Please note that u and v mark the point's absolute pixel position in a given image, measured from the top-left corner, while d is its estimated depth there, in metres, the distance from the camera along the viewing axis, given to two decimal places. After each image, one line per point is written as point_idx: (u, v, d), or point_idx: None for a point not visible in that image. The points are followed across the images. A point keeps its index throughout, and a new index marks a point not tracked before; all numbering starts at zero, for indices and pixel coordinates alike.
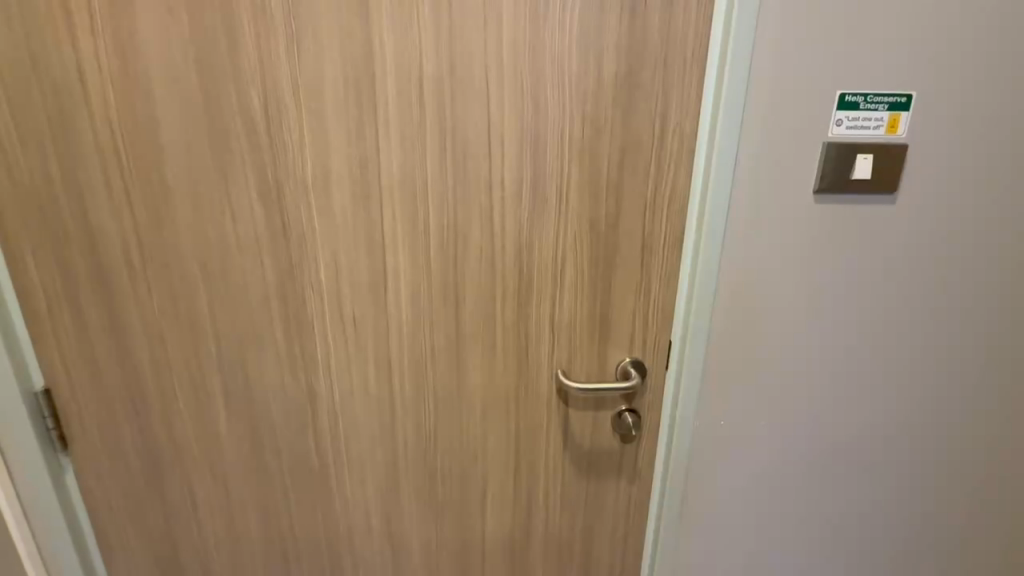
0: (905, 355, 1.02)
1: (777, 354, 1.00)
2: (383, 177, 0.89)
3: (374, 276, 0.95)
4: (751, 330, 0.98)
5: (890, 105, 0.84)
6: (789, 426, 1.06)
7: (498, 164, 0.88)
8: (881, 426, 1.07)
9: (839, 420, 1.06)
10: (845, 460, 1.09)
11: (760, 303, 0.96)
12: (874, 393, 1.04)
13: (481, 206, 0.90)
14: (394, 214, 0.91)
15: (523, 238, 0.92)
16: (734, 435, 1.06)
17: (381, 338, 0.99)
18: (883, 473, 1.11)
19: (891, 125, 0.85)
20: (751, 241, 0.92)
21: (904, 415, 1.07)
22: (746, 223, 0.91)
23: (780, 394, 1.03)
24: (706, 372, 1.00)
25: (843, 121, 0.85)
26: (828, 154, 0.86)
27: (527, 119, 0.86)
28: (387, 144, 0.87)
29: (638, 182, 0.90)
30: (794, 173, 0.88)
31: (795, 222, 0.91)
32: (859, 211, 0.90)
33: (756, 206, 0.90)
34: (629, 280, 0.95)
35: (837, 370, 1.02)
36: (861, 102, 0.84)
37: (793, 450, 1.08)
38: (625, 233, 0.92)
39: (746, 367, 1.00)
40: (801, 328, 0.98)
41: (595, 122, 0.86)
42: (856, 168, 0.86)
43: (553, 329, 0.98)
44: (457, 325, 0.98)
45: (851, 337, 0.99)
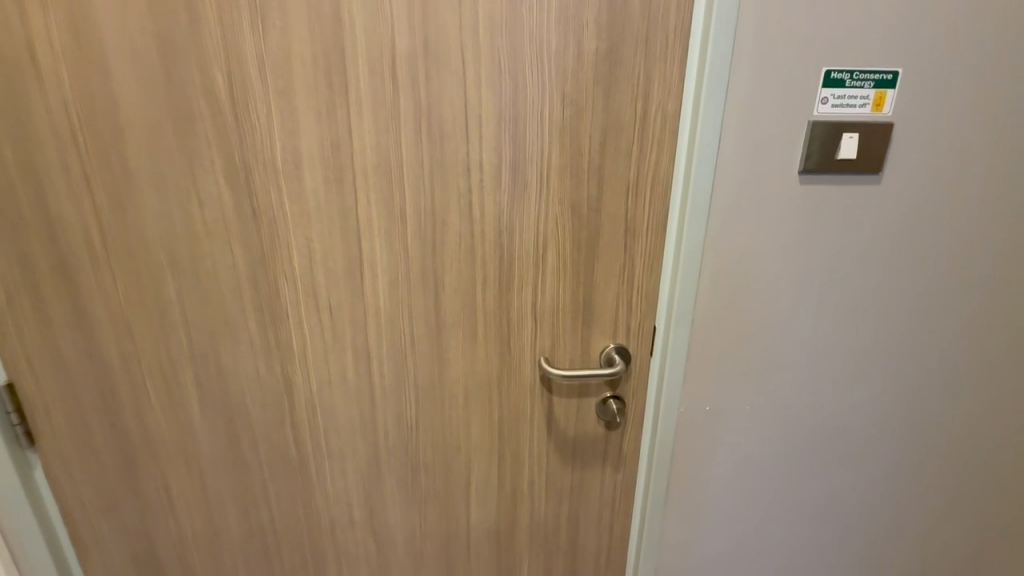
0: (888, 338, 1.01)
1: (761, 339, 0.99)
2: (357, 160, 0.86)
3: (351, 263, 0.92)
4: (735, 314, 0.97)
5: (876, 82, 0.82)
6: (774, 410, 1.05)
7: (476, 146, 0.85)
8: (865, 409, 1.07)
9: (823, 404, 1.06)
10: (829, 444, 1.09)
11: (744, 287, 0.95)
12: (858, 376, 1.04)
13: (459, 190, 0.88)
14: (369, 199, 0.88)
15: (503, 222, 0.90)
16: (719, 421, 1.05)
17: (359, 327, 0.97)
18: (865, 455, 1.11)
19: (877, 103, 0.83)
20: (735, 224, 0.90)
21: (888, 398, 1.06)
22: (729, 205, 0.89)
23: (764, 378, 1.02)
24: (690, 357, 0.99)
25: (828, 99, 0.83)
26: (813, 133, 0.84)
27: (505, 98, 0.83)
28: (360, 125, 0.84)
29: (620, 164, 0.87)
30: (778, 153, 0.86)
31: (780, 205, 0.89)
32: (843, 192, 0.89)
33: (739, 187, 0.88)
34: (612, 265, 0.93)
35: (821, 353, 1.01)
36: (847, 79, 0.82)
37: (778, 434, 1.07)
38: (607, 217, 0.90)
39: (731, 352, 0.99)
40: (786, 312, 0.97)
41: (575, 101, 0.83)
42: (842, 148, 0.84)
43: (535, 316, 0.96)
44: (437, 313, 0.96)
45: (834, 321, 0.99)
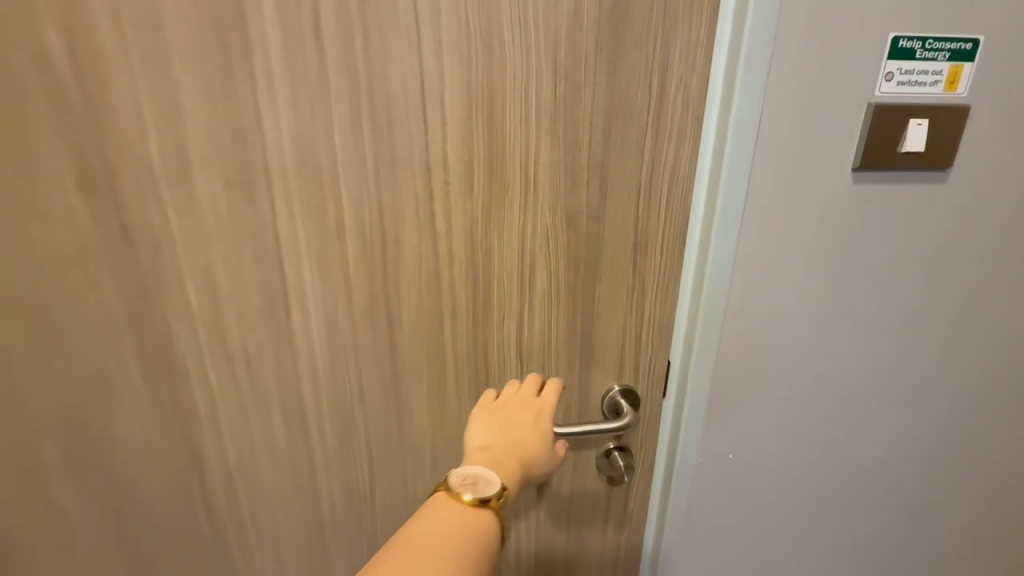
0: (943, 365, 0.84)
1: (797, 370, 0.80)
2: (271, 157, 0.62)
3: (271, 297, 0.68)
4: (767, 345, 0.78)
5: (953, 53, 0.64)
6: (808, 453, 0.87)
7: (438, 137, 0.63)
8: (911, 447, 0.90)
9: (864, 442, 0.88)
10: (869, 488, 0.92)
11: (779, 311, 0.76)
12: (905, 411, 0.87)
13: (417, 196, 0.65)
14: (292, 211, 0.64)
15: (476, 238, 0.68)
16: (744, 468, 0.86)
17: (288, 379, 0.73)
18: (911, 499, 0.95)
19: (951, 80, 0.65)
20: (772, 232, 0.71)
21: (938, 433, 0.90)
22: (765, 211, 0.70)
23: (797, 416, 0.84)
24: (713, 398, 0.80)
25: (894, 75, 0.64)
26: (874, 119, 0.65)
27: (477, 71, 0.60)
28: (272, 109, 0.60)
29: (629, 159, 0.67)
30: (829, 145, 0.67)
31: (828, 208, 0.70)
32: (904, 191, 0.70)
33: (778, 188, 0.69)
34: (617, 290, 0.73)
35: (865, 385, 0.84)
36: (918, 48, 0.63)
37: (812, 480, 0.90)
38: (612, 229, 0.70)
39: (760, 390, 0.81)
40: (827, 339, 0.79)
41: (571, 76, 0.62)
42: (908, 138, 0.66)
43: (521, 355, 0.75)
44: (393, 358, 0.73)
45: (883, 345, 0.81)
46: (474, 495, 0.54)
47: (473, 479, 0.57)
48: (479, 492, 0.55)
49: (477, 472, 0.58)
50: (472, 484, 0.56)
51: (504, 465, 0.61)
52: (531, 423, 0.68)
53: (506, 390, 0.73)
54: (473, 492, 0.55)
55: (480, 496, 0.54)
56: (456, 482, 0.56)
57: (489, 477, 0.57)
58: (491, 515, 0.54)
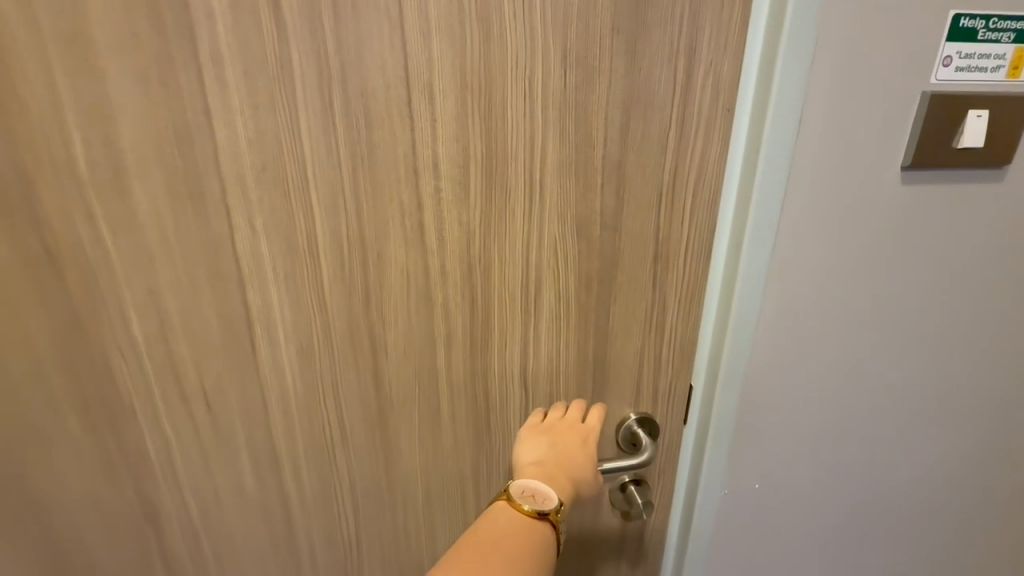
0: (987, 380, 0.76)
1: (832, 391, 0.72)
2: (224, 162, 0.51)
3: (232, 327, 0.58)
4: (799, 364, 0.69)
5: (1018, 34, 0.56)
6: (841, 481, 0.78)
7: (426, 136, 0.53)
8: (950, 470, 0.82)
9: (902, 467, 0.80)
10: (906, 516, 0.84)
11: (814, 326, 0.67)
12: (946, 432, 0.79)
13: (403, 206, 0.55)
14: (253, 226, 0.54)
15: (473, 254, 0.58)
16: (772, 500, 0.77)
17: (256, 420, 0.63)
18: (947, 524, 0.87)
19: (1014, 66, 0.57)
20: (809, 239, 0.62)
21: (978, 453, 0.82)
22: (803, 215, 0.61)
23: (831, 441, 0.75)
24: (739, 425, 0.71)
25: (952, 59, 0.56)
26: (930, 111, 0.57)
27: (472, 57, 0.51)
28: (223, 104, 0.49)
29: (649, 160, 0.57)
30: (876, 140, 0.59)
31: (870, 210, 0.62)
32: (954, 191, 0.63)
33: (818, 188, 0.60)
34: (634, 308, 0.64)
35: (904, 405, 0.75)
36: (981, 28, 0.55)
37: (845, 510, 0.81)
38: (630, 241, 0.61)
39: (789, 413, 0.72)
40: (864, 356, 0.71)
41: (583, 63, 0.52)
42: (965, 133, 0.58)
43: (526, 384, 0.66)
44: (379, 392, 0.63)
45: (924, 361, 0.73)
46: (533, 507, 0.55)
47: (530, 492, 0.57)
48: (538, 505, 0.56)
49: (533, 484, 0.58)
50: (531, 496, 0.57)
51: (556, 482, 0.60)
52: (578, 446, 0.64)
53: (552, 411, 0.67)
54: (532, 504, 0.56)
55: (539, 510, 0.55)
56: (516, 492, 0.57)
57: (546, 491, 0.58)
58: (549, 529, 0.55)
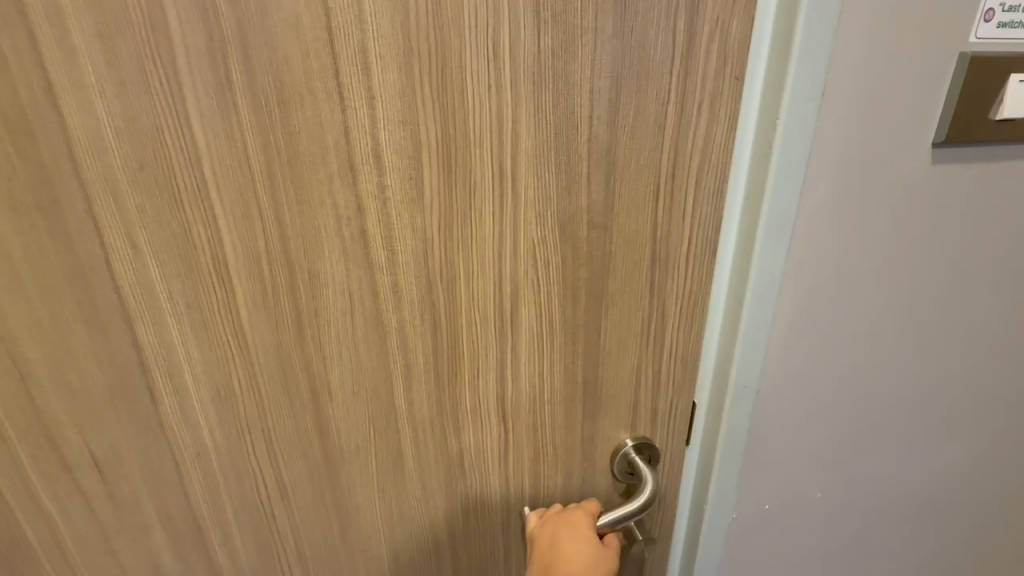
0: (1004, 375, 0.71)
1: (846, 399, 0.64)
2: (85, 161, 0.38)
3: (123, 375, 0.45)
4: (813, 374, 0.61)
5: None
6: (852, 494, 0.71)
7: (363, 119, 0.40)
8: (964, 472, 0.76)
9: (915, 472, 0.73)
10: (917, 522, 0.78)
11: (829, 331, 0.59)
12: (961, 432, 0.73)
13: (337, 211, 0.43)
14: (135, 245, 0.40)
15: (433, 267, 0.46)
16: (781, 520, 0.70)
17: (167, 487, 0.50)
18: (957, 525, 0.82)
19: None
20: (826, 233, 0.53)
21: (990, 452, 0.76)
22: (823, 205, 0.51)
23: (844, 453, 0.68)
24: (749, 445, 0.62)
25: (995, 13, 0.48)
26: (968, 78, 0.49)
27: (417, 11, 0.38)
28: (75, 81, 0.36)
29: (645, 143, 0.47)
30: (905, 112, 0.50)
31: (892, 197, 0.54)
32: (983, 169, 0.55)
33: (838, 174, 0.51)
34: (629, 321, 0.54)
35: (922, 408, 0.68)
36: None
37: (856, 524, 0.74)
38: (622, 242, 0.50)
39: (801, 428, 0.64)
40: (881, 360, 0.63)
41: (561, 20, 0.41)
42: (1006, 102, 0.51)
43: (504, 418, 0.55)
44: (325, 441, 0.51)
45: (940, 359, 0.66)
46: None
47: None
48: None
49: None
50: None
51: None
52: (578, 554, 0.55)
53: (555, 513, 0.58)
54: None
55: None
56: None
57: None
58: None
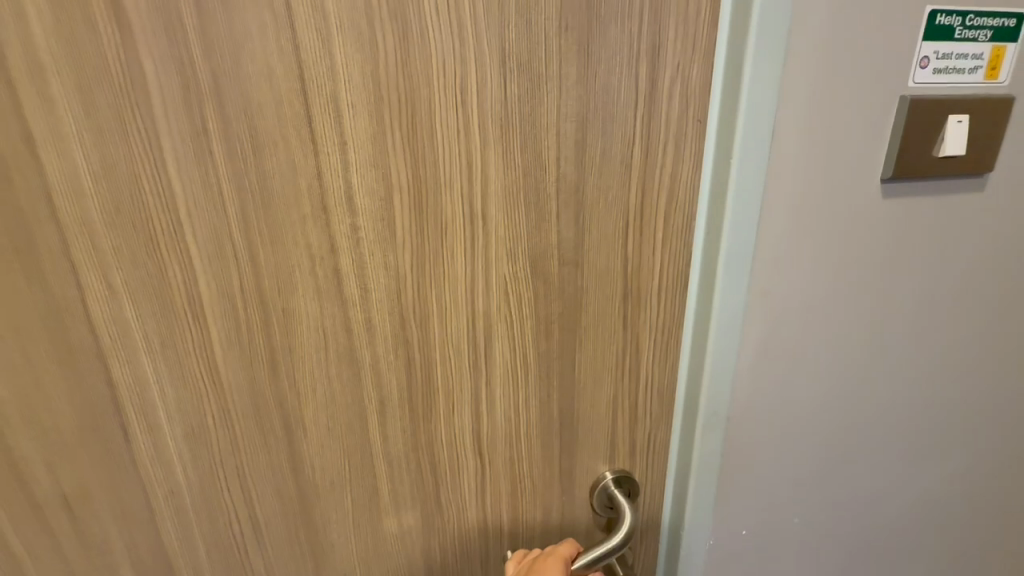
0: (979, 395, 0.71)
1: (817, 426, 0.64)
2: (62, 205, 0.39)
3: (96, 413, 0.45)
4: (782, 401, 0.61)
5: (992, 32, 0.52)
6: (836, 520, 0.71)
7: (336, 162, 0.42)
8: (948, 494, 0.76)
9: (892, 497, 0.73)
10: (905, 546, 0.78)
11: (802, 355, 0.59)
12: (942, 455, 0.73)
13: (311, 250, 0.44)
14: (111, 285, 0.41)
15: (407, 304, 0.47)
16: (760, 548, 0.69)
17: (137, 526, 0.49)
18: (946, 549, 0.81)
19: (993, 66, 0.53)
20: (787, 263, 0.54)
21: (967, 476, 0.76)
22: (785, 233, 0.53)
23: (819, 479, 0.67)
24: (726, 473, 0.62)
25: (930, 60, 0.50)
26: (911, 118, 0.51)
27: (387, 61, 0.40)
28: (54, 130, 0.37)
29: (612, 182, 0.48)
30: (854, 148, 0.52)
31: (850, 228, 0.55)
32: (937, 202, 0.57)
33: (794, 207, 0.52)
34: (604, 354, 0.55)
35: (900, 431, 0.69)
36: (958, 26, 0.50)
37: (836, 550, 0.73)
38: (593, 276, 0.51)
39: (779, 454, 0.64)
40: (849, 386, 0.63)
41: (526, 68, 0.43)
42: (947, 140, 0.53)
43: (480, 452, 0.55)
44: (299, 477, 0.51)
45: (909, 384, 0.66)
46: None
47: None
48: None
49: None
50: None
51: None
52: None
53: (533, 554, 0.57)
54: None
55: None
56: None
57: None
58: None
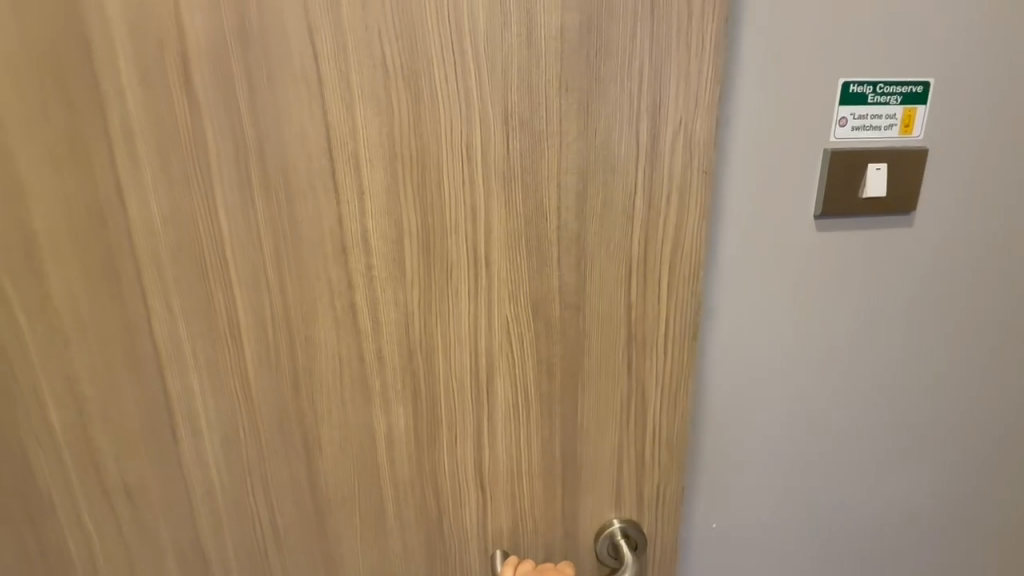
0: (1008, 418, 0.68)
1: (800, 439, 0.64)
2: (138, 242, 0.47)
3: (152, 416, 0.52)
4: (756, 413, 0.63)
5: (905, 96, 0.54)
6: (839, 538, 0.69)
7: (354, 210, 0.47)
8: (973, 526, 0.72)
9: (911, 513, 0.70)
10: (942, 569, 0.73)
11: (795, 360, 0.61)
12: (960, 484, 0.70)
13: (331, 285, 0.49)
14: (169, 308, 0.49)
15: (414, 337, 0.51)
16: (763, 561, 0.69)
17: (179, 519, 0.56)
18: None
19: (907, 123, 0.55)
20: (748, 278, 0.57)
21: (1004, 490, 0.71)
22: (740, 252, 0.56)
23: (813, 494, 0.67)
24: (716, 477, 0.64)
25: (846, 120, 0.53)
26: (833, 164, 0.54)
27: (402, 124, 0.46)
28: (136, 182, 0.46)
29: (614, 231, 0.50)
30: (798, 182, 0.55)
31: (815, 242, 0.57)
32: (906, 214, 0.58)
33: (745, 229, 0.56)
34: (608, 397, 0.55)
35: (904, 453, 0.67)
36: (870, 92, 0.53)
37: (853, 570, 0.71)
38: (595, 320, 0.52)
39: (773, 459, 0.65)
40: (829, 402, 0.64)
41: (528, 126, 0.46)
42: (867, 187, 0.55)
43: (482, 485, 0.57)
44: (314, 490, 0.56)
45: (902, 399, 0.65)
46: None
47: None
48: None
49: None
50: None
51: None
52: None
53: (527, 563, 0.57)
54: None
55: None
56: None
57: None
58: None
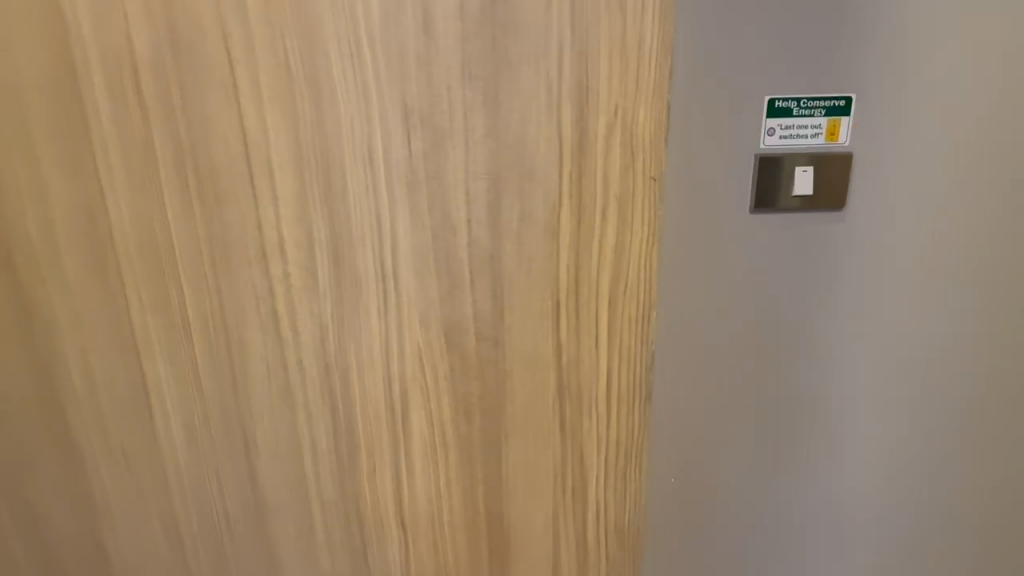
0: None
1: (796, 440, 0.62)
2: (96, 243, 0.50)
3: (115, 409, 0.55)
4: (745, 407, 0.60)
5: (827, 109, 0.51)
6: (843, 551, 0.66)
7: (270, 216, 0.46)
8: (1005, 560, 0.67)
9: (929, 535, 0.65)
10: None
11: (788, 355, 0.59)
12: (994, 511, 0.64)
13: (256, 291, 0.49)
14: (122, 304, 0.51)
15: (330, 352, 0.48)
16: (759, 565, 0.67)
17: (137, 511, 0.57)
18: None
19: (831, 132, 0.52)
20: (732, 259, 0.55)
21: None
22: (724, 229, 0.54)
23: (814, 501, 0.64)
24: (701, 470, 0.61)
25: (773, 131, 0.51)
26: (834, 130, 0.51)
27: (305, 127, 0.43)
28: (95, 189, 0.48)
29: (536, 249, 0.41)
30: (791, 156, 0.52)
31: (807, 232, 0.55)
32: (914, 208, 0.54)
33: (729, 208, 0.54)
34: (537, 447, 0.46)
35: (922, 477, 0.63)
36: (795, 107, 0.51)
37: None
38: (516, 356, 0.44)
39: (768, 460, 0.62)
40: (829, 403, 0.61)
41: (429, 123, 0.40)
42: (795, 185, 0.53)
43: (403, 522, 0.51)
44: (252, 494, 0.55)
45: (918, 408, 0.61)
46: None
47: None
48: None
49: None
50: None
51: None
52: None
53: None
54: None
55: None
56: None
57: None
58: None
